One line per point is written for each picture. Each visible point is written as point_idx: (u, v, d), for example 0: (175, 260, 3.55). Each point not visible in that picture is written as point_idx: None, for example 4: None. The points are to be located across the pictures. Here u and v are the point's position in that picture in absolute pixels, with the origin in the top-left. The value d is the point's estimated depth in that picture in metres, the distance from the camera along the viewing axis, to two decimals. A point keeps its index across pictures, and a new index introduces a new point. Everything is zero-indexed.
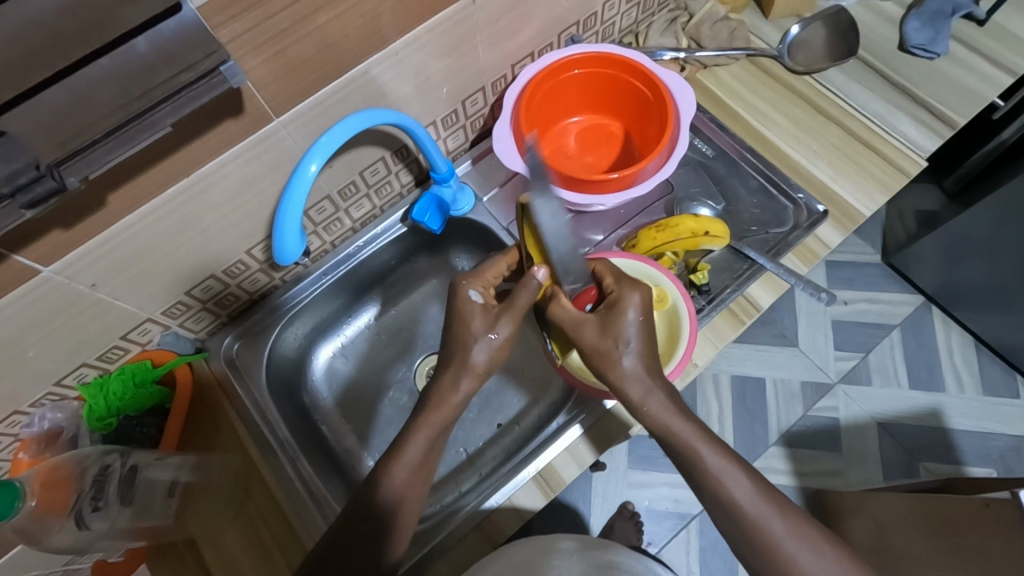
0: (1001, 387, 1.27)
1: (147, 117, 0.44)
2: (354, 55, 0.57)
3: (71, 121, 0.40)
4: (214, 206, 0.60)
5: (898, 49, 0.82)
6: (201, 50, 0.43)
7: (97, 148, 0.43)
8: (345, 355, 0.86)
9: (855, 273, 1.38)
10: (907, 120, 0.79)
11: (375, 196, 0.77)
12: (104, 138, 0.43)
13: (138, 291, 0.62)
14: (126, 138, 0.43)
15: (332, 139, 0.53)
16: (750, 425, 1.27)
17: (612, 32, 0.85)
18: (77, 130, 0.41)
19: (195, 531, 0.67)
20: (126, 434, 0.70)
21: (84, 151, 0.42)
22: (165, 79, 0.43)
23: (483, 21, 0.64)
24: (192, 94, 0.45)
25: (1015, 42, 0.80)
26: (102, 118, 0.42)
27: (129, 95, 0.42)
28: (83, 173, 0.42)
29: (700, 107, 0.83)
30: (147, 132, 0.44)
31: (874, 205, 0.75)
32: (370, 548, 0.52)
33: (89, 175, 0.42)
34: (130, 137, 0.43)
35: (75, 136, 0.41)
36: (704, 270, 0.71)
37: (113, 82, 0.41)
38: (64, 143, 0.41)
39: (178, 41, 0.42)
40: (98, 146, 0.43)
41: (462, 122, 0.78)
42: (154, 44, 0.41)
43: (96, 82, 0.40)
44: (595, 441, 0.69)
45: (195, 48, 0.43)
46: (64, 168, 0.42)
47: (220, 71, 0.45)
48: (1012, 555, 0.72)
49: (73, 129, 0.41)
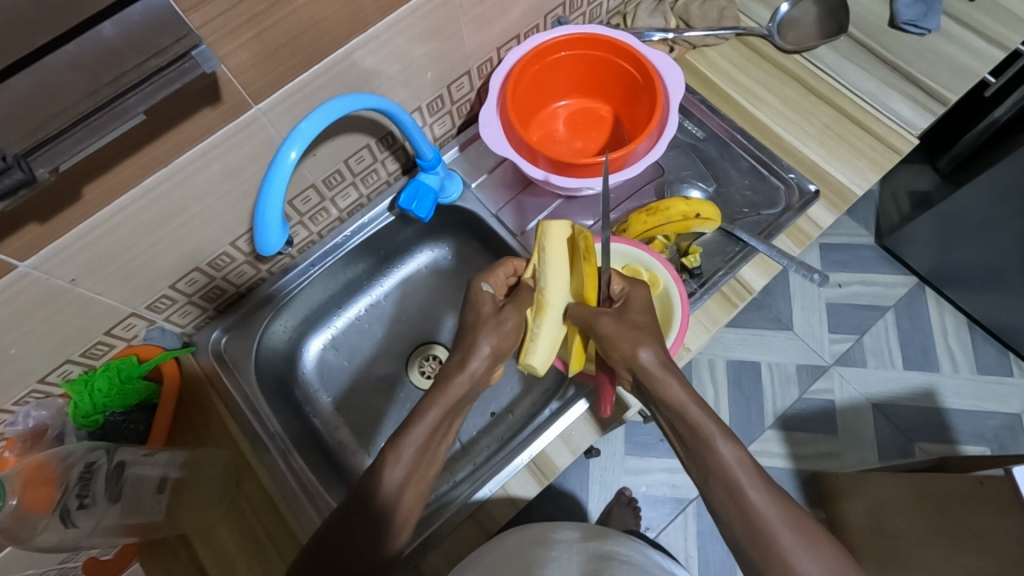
0: (995, 366, 1.28)
1: (116, 105, 0.43)
2: (335, 38, 0.56)
3: (39, 111, 0.39)
4: (196, 196, 0.59)
5: (888, 25, 0.81)
6: (171, 35, 0.42)
7: (66, 138, 0.42)
8: (336, 347, 0.85)
9: (849, 256, 1.37)
10: (899, 98, 0.78)
11: (361, 184, 0.76)
12: (74, 127, 0.41)
13: (120, 285, 0.60)
14: (94, 127, 0.42)
15: (312, 125, 0.52)
16: (746, 409, 1.27)
17: (599, 13, 0.84)
18: (45, 119, 0.40)
19: (186, 525, 0.67)
20: (112, 431, 0.69)
21: (52, 141, 0.41)
22: (136, 65, 0.42)
23: (466, 3, 0.63)
24: (162, 81, 0.43)
25: (1007, 17, 0.79)
26: (71, 106, 0.40)
27: (97, 81, 0.41)
28: (53, 164, 0.41)
29: (690, 89, 0.82)
30: (117, 120, 0.43)
31: (866, 185, 0.74)
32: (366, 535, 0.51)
33: (59, 166, 0.41)
34: (97, 128, 0.42)
35: (42, 126, 0.40)
36: (696, 253, 0.70)
37: (78, 68, 0.40)
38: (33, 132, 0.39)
39: (147, 25, 0.41)
40: (66, 136, 0.41)
41: (448, 108, 0.77)
42: (122, 29, 0.40)
43: (63, 67, 0.39)
44: (589, 428, 0.68)
45: (165, 32, 0.42)
46: (32, 159, 0.40)
47: (192, 55, 0.44)
48: (1006, 532, 0.73)
49: (41, 118, 0.39)
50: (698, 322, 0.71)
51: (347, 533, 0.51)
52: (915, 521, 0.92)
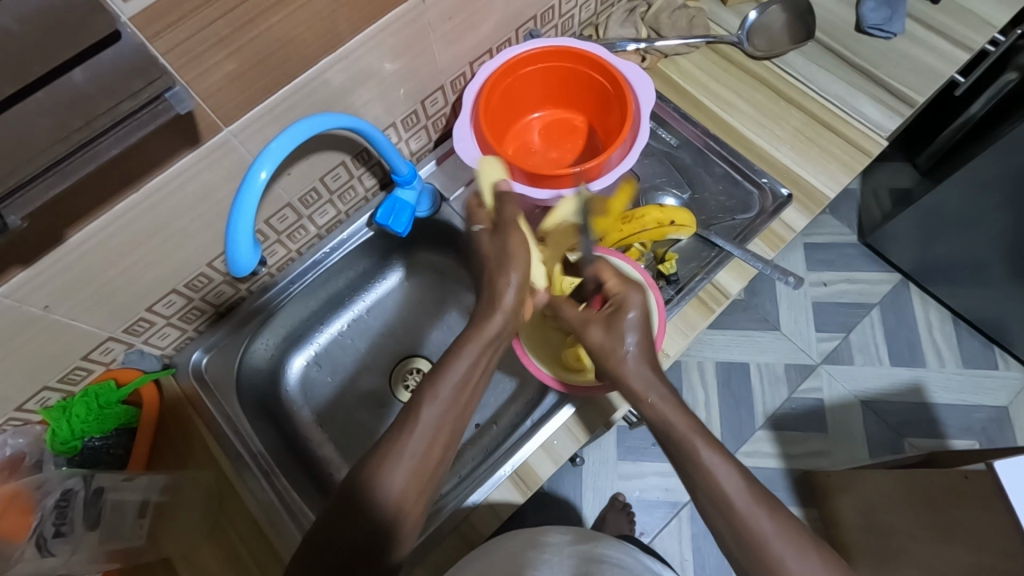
0: (980, 359, 1.29)
1: (90, 147, 0.43)
2: (304, 60, 0.56)
3: (9, 156, 0.39)
4: (167, 221, 0.59)
5: (855, 30, 0.82)
6: (143, 78, 0.43)
7: (39, 183, 0.42)
8: (320, 363, 0.85)
9: (833, 255, 1.38)
10: (867, 101, 0.79)
11: (338, 201, 0.76)
12: (46, 173, 0.42)
13: (96, 310, 0.60)
14: (66, 172, 0.42)
15: (281, 145, 0.52)
16: (736, 410, 1.27)
17: (571, 24, 0.85)
18: (18, 164, 0.39)
19: (170, 550, 0.66)
20: (92, 457, 0.68)
21: (23, 188, 0.41)
22: (108, 108, 0.42)
23: (435, 19, 0.64)
24: (136, 123, 0.44)
25: (969, 17, 0.81)
26: (44, 151, 0.40)
27: (69, 127, 0.41)
28: (25, 210, 0.41)
29: (663, 97, 0.83)
30: (89, 163, 0.43)
31: (838, 187, 0.75)
32: (369, 543, 0.49)
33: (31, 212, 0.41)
34: (70, 172, 0.42)
35: (14, 172, 0.40)
36: (671, 260, 0.71)
37: (49, 115, 0.39)
38: (4, 180, 0.39)
39: (117, 69, 0.41)
40: (39, 181, 0.42)
41: (424, 123, 0.78)
42: (92, 74, 0.40)
43: (32, 114, 0.39)
44: (570, 437, 0.69)
45: (138, 75, 0.42)
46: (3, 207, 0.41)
47: (165, 97, 0.45)
48: (991, 525, 0.73)
49: (14, 165, 0.39)
50: (677, 329, 0.71)
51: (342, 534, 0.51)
52: (905, 516, 0.93)
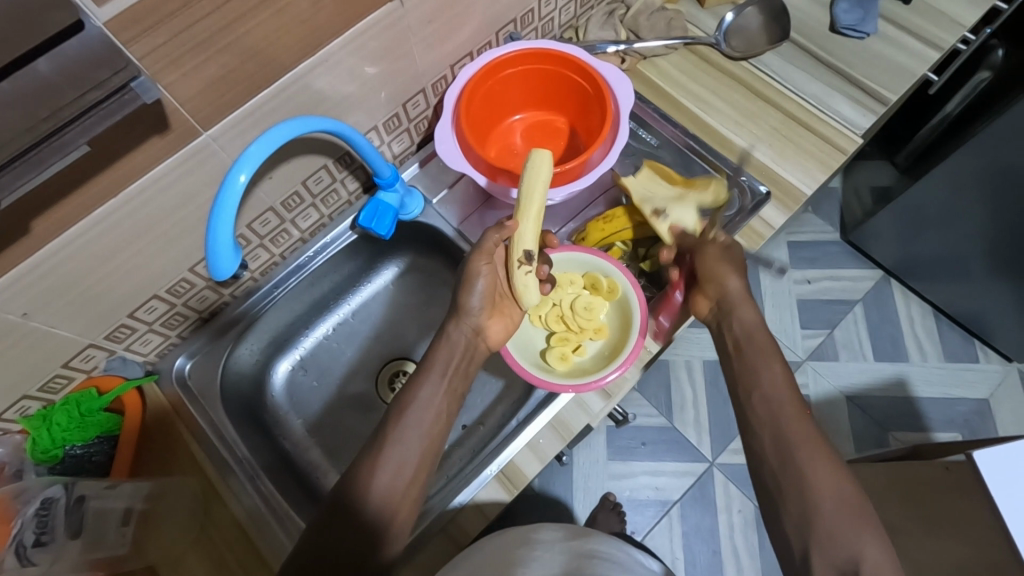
0: (961, 353, 1.31)
1: (56, 138, 0.42)
2: (284, 63, 0.57)
3: None
4: (147, 226, 0.58)
5: (829, 31, 0.84)
6: (110, 68, 0.43)
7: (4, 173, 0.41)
8: (305, 368, 0.85)
9: (816, 252, 1.40)
10: (842, 99, 0.80)
11: (321, 205, 0.77)
12: (11, 164, 0.41)
13: (76, 316, 0.60)
14: (32, 163, 0.42)
15: (260, 148, 0.51)
16: (724, 408, 1.27)
17: (551, 27, 0.86)
18: None
19: (155, 557, 0.65)
20: (74, 466, 0.66)
21: None
22: (74, 98, 0.41)
23: (415, 23, 0.64)
24: (102, 113, 0.43)
25: (939, 17, 0.83)
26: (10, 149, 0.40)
27: (35, 117, 0.40)
28: None
29: (642, 98, 0.83)
30: (57, 155, 0.42)
31: (814, 185, 0.77)
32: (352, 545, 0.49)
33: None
34: (37, 162, 0.42)
35: None
36: (654, 257, 0.74)
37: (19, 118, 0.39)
38: None
39: (82, 60, 0.41)
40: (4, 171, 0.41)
41: (406, 126, 0.78)
42: (57, 64, 0.40)
43: None
44: (556, 434, 0.69)
45: (104, 65, 0.42)
46: None
47: (131, 87, 0.45)
48: (972, 515, 0.75)
49: None
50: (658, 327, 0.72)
51: (334, 545, 0.51)
52: None
